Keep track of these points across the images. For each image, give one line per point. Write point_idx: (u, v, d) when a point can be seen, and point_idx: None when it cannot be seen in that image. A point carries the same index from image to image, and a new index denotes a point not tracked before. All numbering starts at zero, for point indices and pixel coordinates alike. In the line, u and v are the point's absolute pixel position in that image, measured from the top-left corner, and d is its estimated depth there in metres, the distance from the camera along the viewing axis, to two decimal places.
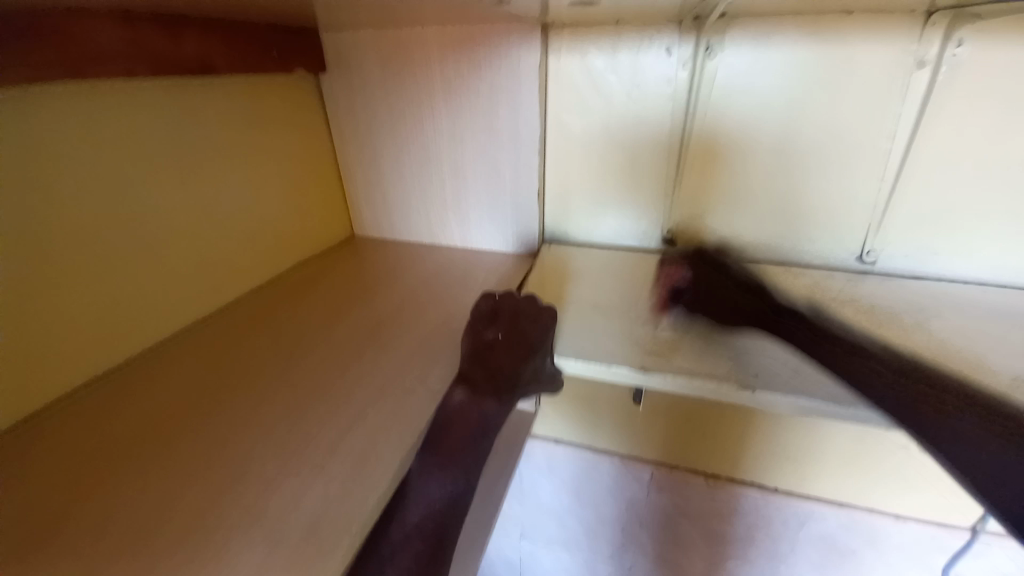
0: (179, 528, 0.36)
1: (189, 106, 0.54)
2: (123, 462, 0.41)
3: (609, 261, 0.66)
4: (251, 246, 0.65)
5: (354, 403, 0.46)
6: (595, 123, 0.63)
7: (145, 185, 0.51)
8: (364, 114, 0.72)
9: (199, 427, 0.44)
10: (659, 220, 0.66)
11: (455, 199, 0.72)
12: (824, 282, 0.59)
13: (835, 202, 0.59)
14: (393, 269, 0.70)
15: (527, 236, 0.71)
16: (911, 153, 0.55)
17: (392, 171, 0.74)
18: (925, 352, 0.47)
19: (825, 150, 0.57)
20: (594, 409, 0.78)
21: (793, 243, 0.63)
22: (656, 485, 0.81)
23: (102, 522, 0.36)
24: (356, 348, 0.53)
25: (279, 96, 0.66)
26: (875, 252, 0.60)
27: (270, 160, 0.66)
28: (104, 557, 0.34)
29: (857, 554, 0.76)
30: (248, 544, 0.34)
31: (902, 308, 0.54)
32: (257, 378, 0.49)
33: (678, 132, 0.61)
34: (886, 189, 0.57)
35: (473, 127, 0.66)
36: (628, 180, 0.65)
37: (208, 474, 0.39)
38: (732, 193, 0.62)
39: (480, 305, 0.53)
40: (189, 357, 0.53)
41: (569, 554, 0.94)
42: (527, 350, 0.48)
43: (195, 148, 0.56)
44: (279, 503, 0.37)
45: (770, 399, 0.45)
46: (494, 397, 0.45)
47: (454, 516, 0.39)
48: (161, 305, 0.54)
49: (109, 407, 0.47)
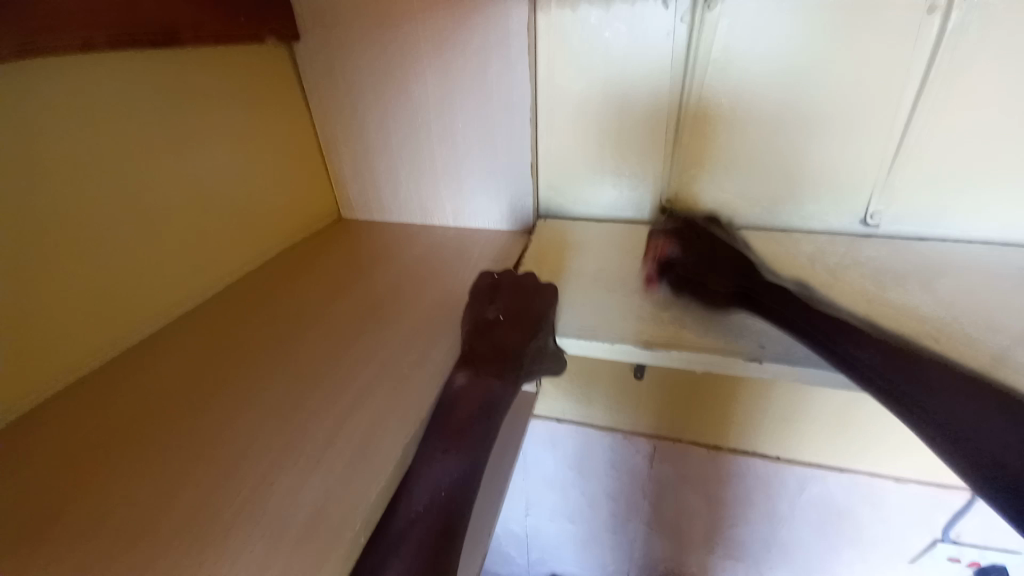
0: (175, 525, 0.34)
1: (157, 82, 0.51)
2: (112, 459, 0.39)
3: (608, 234, 0.64)
4: (235, 231, 0.62)
5: (352, 388, 0.44)
6: (589, 87, 0.61)
7: (121, 168, 0.48)
8: (345, 87, 0.68)
9: (190, 420, 0.42)
10: (658, 189, 0.64)
11: (446, 174, 0.69)
12: (828, 247, 0.58)
13: (840, 163, 0.57)
14: (386, 250, 0.68)
15: (522, 209, 0.68)
16: (918, 109, 0.53)
17: (378, 147, 0.71)
18: (934, 316, 0.46)
19: (830, 109, 0.55)
20: (595, 384, 0.77)
21: (797, 208, 0.61)
22: (658, 457, 0.81)
23: (92, 523, 0.35)
24: (351, 333, 0.51)
25: (255, 70, 0.62)
26: (879, 215, 0.59)
27: (250, 140, 0.63)
28: (98, 559, 0.33)
29: (856, 514, 0.77)
30: (248, 540, 0.33)
31: (907, 270, 0.53)
32: (249, 365, 0.48)
33: (678, 94, 0.58)
34: (892, 148, 0.56)
35: (462, 95, 0.63)
36: (626, 148, 0.63)
37: (203, 469, 0.38)
38: (733, 159, 0.60)
39: (480, 282, 0.51)
40: (176, 348, 0.51)
41: (572, 526, 0.95)
42: (531, 326, 0.46)
43: (171, 127, 0.53)
44: (279, 495, 0.36)
45: (768, 368, 0.44)
46: (498, 378, 0.43)
47: (461, 500, 0.37)
48: (147, 295, 0.52)
49: (94, 402, 0.45)
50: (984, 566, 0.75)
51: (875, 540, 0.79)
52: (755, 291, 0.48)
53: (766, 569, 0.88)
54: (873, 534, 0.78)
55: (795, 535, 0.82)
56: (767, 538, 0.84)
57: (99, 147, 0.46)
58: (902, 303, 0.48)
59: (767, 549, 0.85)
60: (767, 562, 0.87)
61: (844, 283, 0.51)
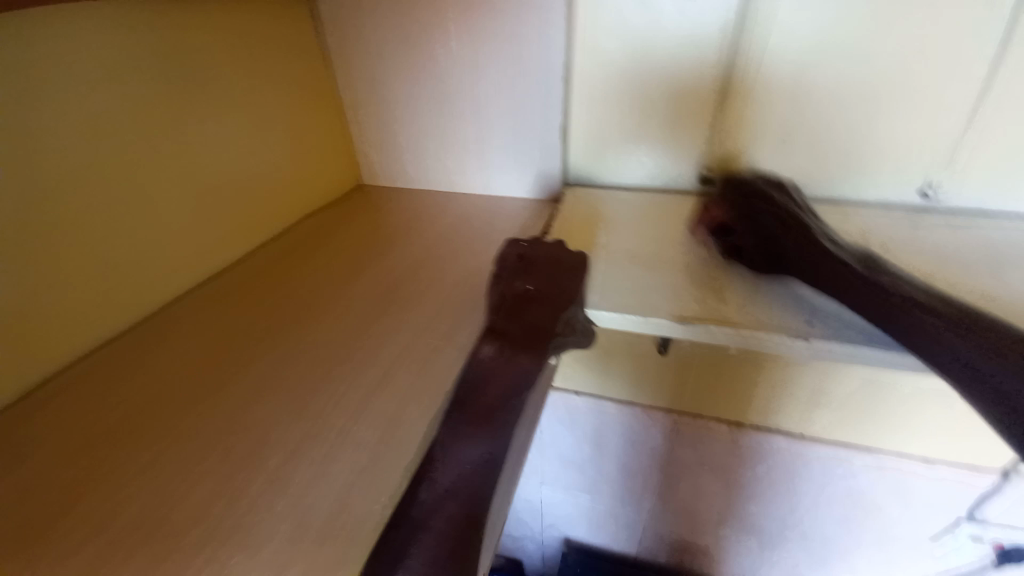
0: (208, 491, 0.35)
1: (170, 40, 0.49)
2: (146, 424, 0.40)
3: (640, 205, 0.61)
4: (257, 197, 0.61)
5: (378, 361, 0.44)
6: (627, 44, 0.56)
7: (134, 132, 0.47)
8: (365, 45, 0.64)
9: (216, 393, 0.42)
10: (695, 157, 0.60)
11: (469, 140, 0.66)
12: (879, 222, 0.54)
13: (900, 130, 0.53)
14: (408, 218, 0.66)
15: (549, 178, 0.65)
16: (1000, 67, 0.48)
17: (399, 109, 0.68)
18: (995, 300, 0.43)
19: (899, 68, 0.50)
20: (617, 360, 0.76)
21: (847, 178, 0.57)
22: (678, 433, 0.80)
23: (123, 491, 0.36)
24: (375, 305, 0.51)
25: (271, 26, 0.59)
26: (940, 187, 0.54)
27: (266, 103, 0.61)
28: (128, 528, 0.33)
29: (880, 495, 0.76)
30: (273, 512, 0.33)
31: (968, 249, 0.49)
32: (278, 336, 0.48)
33: (723, 54, 0.54)
34: (964, 112, 0.50)
35: (486, 55, 0.59)
36: (663, 112, 0.59)
37: (229, 440, 0.38)
38: (783, 123, 0.56)
39: (507, 252, 0.49)
40: (198, 320, 0.51)
41: (587, 497, 0.96)
42: (560, 302, 0.44)
43: (184, 89, 0.51)
44: (309, 468, 0.36)
45: (824, 348, 0.41)
46: (528, 353, 0.42)
47: (489, 478, 0.36)
48: (168, 260, 0.52)
49: (121, 369, 0.45)
50: (1007, 547, 0.74)
51: (895, 521, 0.78)
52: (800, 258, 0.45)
53: (781, 543, 0.88)
54: (895, 515, 0.77)
55: (813, 513, 0.82)
56: (784, 514, 0.84)
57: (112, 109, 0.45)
58: (961, 284, 0.45)
59: (783, 525, 0.85)
60: (782, 538, 0.87)
61: (897, 261, 0.48)
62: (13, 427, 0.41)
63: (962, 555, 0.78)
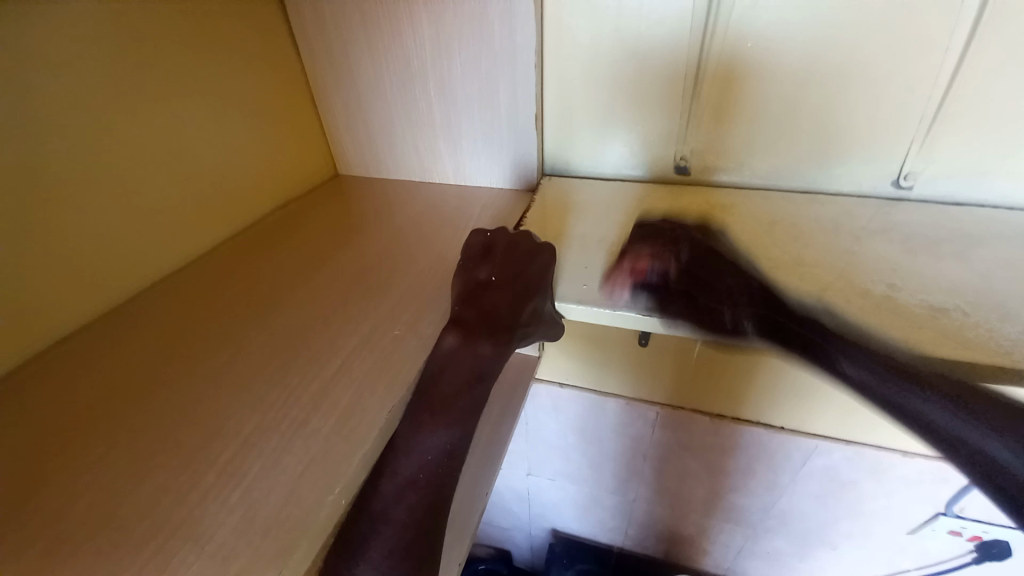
0: (155, 487, 0.34)
1: (132, 29, 0.48)
2: (94, 419, 0.39)
3: (616, 195, 0.60)
4: (227, 188, 0.60)
5: (341, 352, 0.43)
6: (605, 31, 0.55)
7: (96, 123, 0.46)
8: (337, 31, 0.63)
9: (177, 381, 0.42)
10: (671, 145, 0.60)
11: (445, 129, 0.65)
12: (855, 211, 0.54)
13: (876, 118, 0.52)
14: (382, 209, 0.65)
15: (525, 167, 0.64)
16: (969, 57, 0.47)
17: (374, 98, 0.66)
18: (967, 292, 0.43)
19: (871, 56, 0.49)
20: (599, 352, 0.76)
21: (825, 168, 0.56)
22: (661, 425, 0.80)
23: (74, 484, 0.35)
24: (340, 295, 0.50)
25: (236, 10, 0.58)
26: (914, 176, 0.54)
27: (236, 92, 0.59)
28: (79, 520, 0.33)
29: (860, 486, 0.76)
30: (227, 501, 0.33)
31: (942, 237, 0.49)
32: (238, 329, 0.47)
33: (698, 46, 0.53)
34: (934, 101, 0.50)
35: (459, 40, 0.58)
36: (642, 101, 0.58)
37: (188, 429, 0.38)
38: (758, 114, 0.55)
39: (472, 241, 0.49)
40: (165, 311, 0.50)
41: (574, 487, 0.97)
42: (524, 289, 0.44)
43: (149, 79, 0.50)
44: (261, 460, 0.35)
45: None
46: (489, 341, 0.41)
47: (450, 467, 0.37)
48: (134, 252, 0.51)
49: (80, 362, 0.45)
50: (987, 540, 0.75)
51: (876, 511, 0.78)
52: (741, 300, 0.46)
53: (763, 535, 0.89)
54: (874, 505, 0.78)
55: (795, 504, 0.82)
56: (766, 504, 0.84)
57: (72, 98, 0.44)
58: (930, 274, 0.45)
59: (765, 516, 0.86)
60: (765, 529, 0.88)
61: (869, 253, 0.48)
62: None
63: (939, 546, 0.79)
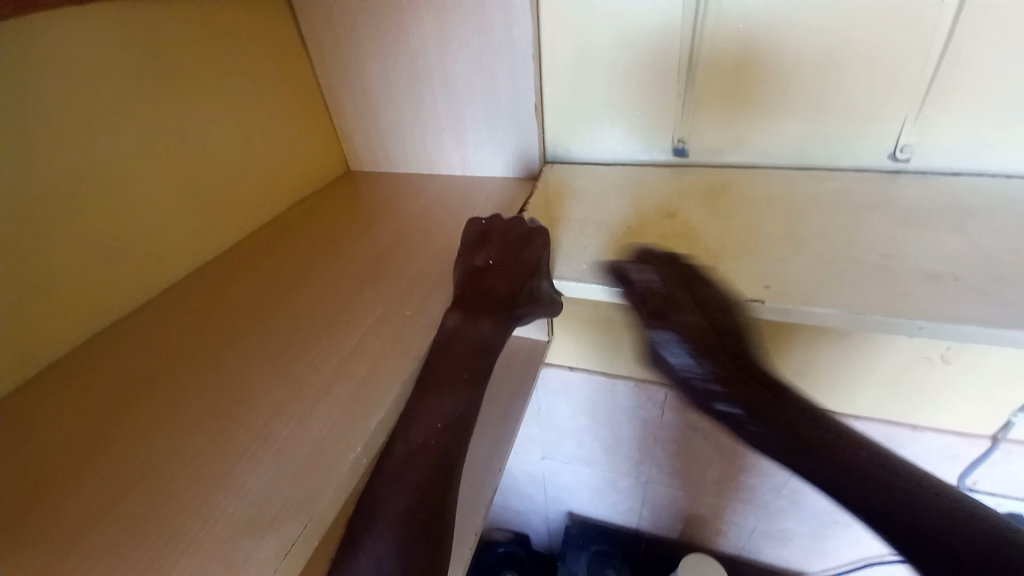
0: (194, 449, 0.38)
1: (154, 42, 0.52)
2: (140, 393, 0.44)
3: (616, 179, 0.62)
4: (243, 186, 0.64)
5: (356, 330, 0.47)
6: (597, 17, 0.57)
7: (123, 128, 0.50)
8: (343, 33, 0.66)
9: (210, 360, 0.46)
10: (669, 128, 0.61)
11: (448, 121, 0.68)
12: (854, 187, 0.55)
13: (872, 92, 0.53)
14: (392, 201, 0.68)
15: (527, 155, 0.66)
16: (962, 23, 0.47)
17: (379, 95, 0.69)
18: (959, 260, 0.44)
19: (861, 32, 0.50)
20: (606, 335, 0.77)
21: (821, 144, 0.57)
22: (670, 405, 0.82)
23: (125, 446, 0.39)
24: (357, 280, 0.53)
25: (244, 15, 0.61)
26: (910, 149, 0.54)
27: (248, 96, 0.63)
28: (127, 479, 0.37)
29: None
30: (257, 459, 0.37)
31: (937, 209, 0.50)
32: (263, 314, 0.50)
33: (690, 29, 0.54)
34: (928, 72, 0.50)
35: (458, 36, 0.60)
36: (638, 85, 0.59)
37: (221, 399, 0.42)
38: (752, 95, 0.56)
39: (468, 229, 0.51)
40: (195, 299, 0.55)
41: (588, 470, 0.99)
42: (521, 270, 0.47)
43: (170, 85, 0.54)
44: (286, 426, 0.39)
45: (814, 311, 0.41)
46: (489, 318, 0.45)
47: (459, 432, 0.41)
48: (165, 247, 0.56)
49: (123, 346, 0.49)
50: None
51: None
52: (752, 388, 0.48)
53: (777, 513, 0.90)
54: None
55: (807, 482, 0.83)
56: (777, 483, 0.85)
57: (104, 107, 0.48)
58: (926, 244, 0.46)
59: (777, 493, 0.87)
60: (778, 507, 0.89)
61: (862, 226, 0.49)
62: (18, 406, 0.44)
63: None
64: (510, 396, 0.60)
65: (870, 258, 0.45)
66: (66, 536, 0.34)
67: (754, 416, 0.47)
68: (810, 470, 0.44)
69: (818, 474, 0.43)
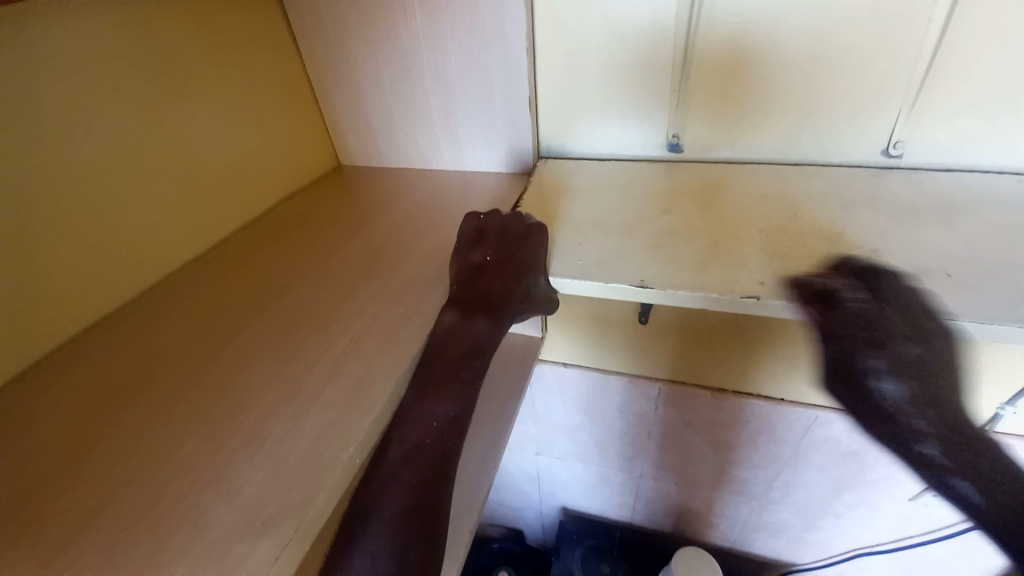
0: (185, 452, 0.37)
1: (139, 34, 0.50)
2: (128, 395, 0.43)
3: (610, 175, 0.62)
4: (232, 183, 0.63)
5: (349, 330, 0.46)
6: (593, 11, 0.56)
7: (108, 124, 0.49)
8: (334, 25, 0.64)
9: (200, 361, 0.45)
10: (664, 124, 0.61)
11: (442, 117, 0.67)
12: (847, 183, 0.55)
13: (868, 89, 0.52)
14: (383, 197, 0.67)
15: (521, 151, 0.66)
16: (957, 20, 0.47)
17: (370, 89, 0.68)
18: (951, 255, 0.44)
19: (857, 28, 0.50)
20: (600, 331, 0.77)
21: (815, 140, 0.57)
22: (663, 401, 0.82)
23: (113, 451, 0.38)
24: (349, 278, 0.52)
25: (231, 7, 0.59)
26: (903, 144, 0.55)
27: (236, 90, 0.62)
28: (116, 485, 0.36)
29: (863, 455, 0.77)
30: (250, 462, 0.36)
31: (928, 205, 0.50)
32: (255, 314, 0.49)
33: (687, 24, 0.53)
34: (920, 69, 0.50)
35: (452, 29, 0.59)
36: (633, 81, 0.59)
37: (213, 401, 0.41)
38: (748, 91, 0.56)
39: (465, 226, 0.51)
40: (183, 298, 0.53)
41: (582, 465, 1.00)
42: (517, 268, 0.47)
43: (156, 79, 0.52)
44: (279, 428, 0.38)
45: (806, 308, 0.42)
46: (484, 317, 0.44)
47: (455, 433, 0.40)
48: (151, 246, 0.54)
49: (108, 347, 0.48)
50: None
51: (876, 479, 0.80)
52: (958, 429, 0.51)
53: (768, 506, 0.91)
54: (877, 474, 0.79)
55: (798, 475, 0.84)
56: (769, 477, 0.87)
57: (87, 101, 0.47)
58: (918, 240, 0.46)
59: (769, 486, 0.88)
60: (769, 500, 0.90)
61: (855, 223, 0.49)
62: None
63: (940, 511, 0.80)
64: (505, 392, 0.59)
65: (864, 254, 0.45)
66: (53, 543, 0.33)
67: (948, 458, 0.52)
68: (923, 454, 0.53)
69: (975, 463, 0.54)
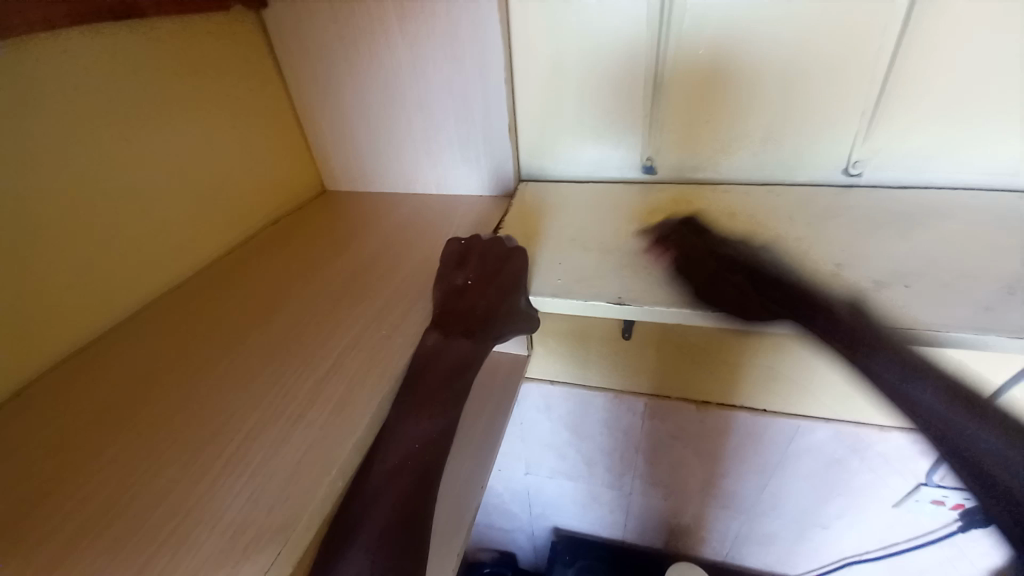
0: (166, 477, 0.37)
1: (127, 64, 0.51)
2: (107, 422, 0.42)
3: (588, 195, 0.64)
4: (217, 207, 0.63)
5: (333, 351, 0.46)
6: (568, 41, 0.59)
7: (95, 151, 0.49)
8: (318, 55, 0.66)
9: (183, 384, 0.45)
10: (638, 146, 0.63)
11: (424, 142, 0.69)
12: (813, 200, 0.58)
13: (826, 112, 0.56)
14: (367, 220, 0.68)
15: (502, 173, 0.68)
16: (901, 50, 0.51)
17: (355, 116, 0.70)
18: (911, 266, 0.46)
19: (812, 56, 0.53)
20: (585, 348, 0.78)
21: (780, 161, 0.60)
22: (649, 415, 0.83)
23: (91, 478, 0.37)
24: (334, 299, 0.53)
25: (218, 38, 0.61)
26: (861, 164, 0.58)
27: (221, 117, 0.63)
28: (94, 513, 0.35)
29: (846, 463, 0.78)
30: (233, 486, 0.36)
31: (888, 220, 0.53)
32: (239, 336, 0.49)
33: (655, 53, 0.57)
34: (872, 93, 0.54)
35: (434, 58, 0.61)
36: (607, 106, 0.62)
37: (195, 424, 0.41)
38: (715, 115, 0.59)
39: (447, 250, 0.53)
40: (166, 323, 0.53)
41: (572, 483, 0.99)
42: (497, 289, 0.48)
43: (142, 106, 0.53)
44: (262, 451, 0.38)
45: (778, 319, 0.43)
46: (466, 337, 0.46)
47: (435, 452, 0.42)
48: (134, 270, 0.54)
49: (87, 374, 0.47)
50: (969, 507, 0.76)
51: (859, 486, 0.81)
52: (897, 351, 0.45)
53: (757, 517, 0.92)
54: (860, 481, 0.80)
55: (784, 484, 0.85)
56: (757, 488, 0.87)
57: (75, 129, 0.47)
58: (879, 253, 0.48)
59: (756, 498, 0.89)
60: (758, 511, 0.91)
61: (822, 237, 0.51)
62: None
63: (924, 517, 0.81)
64: (492, 409, 0.59)
65: (829, 265, 0.48)
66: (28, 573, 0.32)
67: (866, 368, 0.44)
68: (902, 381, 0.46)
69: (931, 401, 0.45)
